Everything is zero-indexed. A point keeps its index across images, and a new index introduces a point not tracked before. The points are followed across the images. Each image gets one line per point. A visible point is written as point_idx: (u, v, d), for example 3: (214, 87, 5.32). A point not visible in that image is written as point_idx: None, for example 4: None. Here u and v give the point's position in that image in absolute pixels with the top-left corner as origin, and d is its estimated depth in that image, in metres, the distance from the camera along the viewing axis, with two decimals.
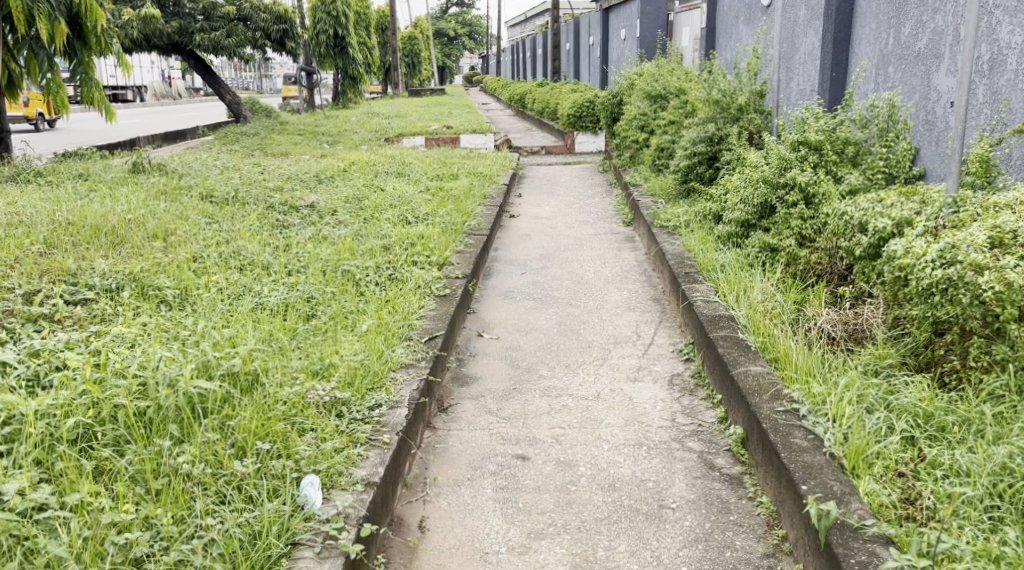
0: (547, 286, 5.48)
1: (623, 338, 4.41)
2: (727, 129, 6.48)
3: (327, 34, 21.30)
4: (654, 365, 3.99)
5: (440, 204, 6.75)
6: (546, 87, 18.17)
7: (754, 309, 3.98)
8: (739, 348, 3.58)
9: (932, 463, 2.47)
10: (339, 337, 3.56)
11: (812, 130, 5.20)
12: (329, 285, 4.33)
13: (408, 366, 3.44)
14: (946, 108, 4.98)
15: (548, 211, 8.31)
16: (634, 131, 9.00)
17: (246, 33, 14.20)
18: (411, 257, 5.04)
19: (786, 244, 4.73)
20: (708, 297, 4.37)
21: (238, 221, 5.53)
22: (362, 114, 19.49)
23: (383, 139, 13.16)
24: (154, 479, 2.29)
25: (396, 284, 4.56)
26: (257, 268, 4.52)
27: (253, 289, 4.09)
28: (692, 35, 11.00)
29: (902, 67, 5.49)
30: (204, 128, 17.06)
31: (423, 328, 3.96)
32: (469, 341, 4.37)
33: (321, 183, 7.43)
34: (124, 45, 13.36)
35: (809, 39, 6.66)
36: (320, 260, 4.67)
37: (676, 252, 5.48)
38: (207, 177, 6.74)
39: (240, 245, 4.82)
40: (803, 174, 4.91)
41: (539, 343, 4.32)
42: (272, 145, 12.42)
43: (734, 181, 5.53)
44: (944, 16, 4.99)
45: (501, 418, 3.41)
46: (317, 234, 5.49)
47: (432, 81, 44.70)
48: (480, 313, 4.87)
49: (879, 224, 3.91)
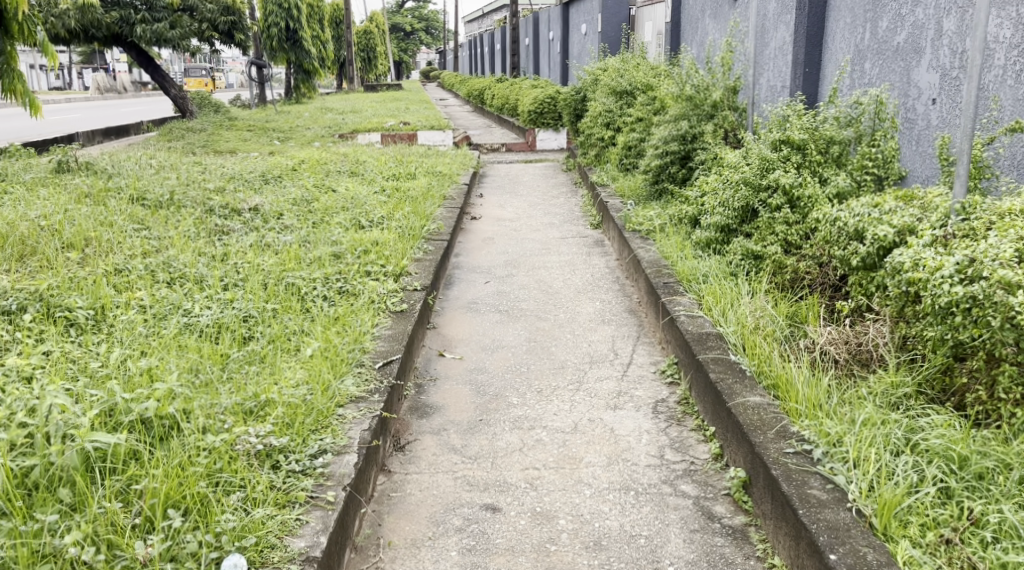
0: (513, 296, 5.07)
1: (599, 356, 4.01)
2: (700, 127, 6.10)
3: (278, 27, 20.58)
4: (636, 390, 3.59)
5: (396, 206, 6.30)
6: (504, 83, 17.72)
7: (744, 327, 3.59)
8: (732, 373, 3.19)
9: (977, 524, 2.10)
10: (279, 368, 3.13)
11: (794, 128, 4.81)
12: (270, 302, 3.88)
13: (359, 400, 3.00)
14: (928, 105, 4.68)
15: (512, 212, 7.90)
16: (598, 129, 8.61)
17: (192, 25, 13.61)
18: (363, 267, 4.59)
19: (771, 252, 4.37)
20: (691, 311, 3.98)
21: (171, 228, 5.04)
22: (315, 110, 18.87)
23: (336, 136, 12.64)
24: (30, 567, 1.86)
25: (347, 298, 4.12)
26: (188, 283, 4.05)
27: (182, 309, 3.63)
28: (655, 30, 10.65)
29: (879, 62, 5.17)
30: (148, 124, 16.35)
31: (377, 350, 3.52)
32: (429, 361, 3.95)
33: (266, 183, 6.94)
34: (59, 35, 12.64)
35: (779, 33, 6.31)
36: (260, 273, 4.23)
37: (652, 259, 5.08)
38: (139, 178, 6.22)
39: (170, 258, 4.35)
40: (787, 176, 4.54)
41: (506, 363, 3.91)
42: (219, 142, 11.84)
43: (712, 183, 5.15)
44: (925, 9, 4.68)
45: (466, 458, 2.99)
46: (260, 241, 5.02)
47: (389, 77, 43.92)
48: (440, 328, 4.44)
49: (879, 232, 3.55)
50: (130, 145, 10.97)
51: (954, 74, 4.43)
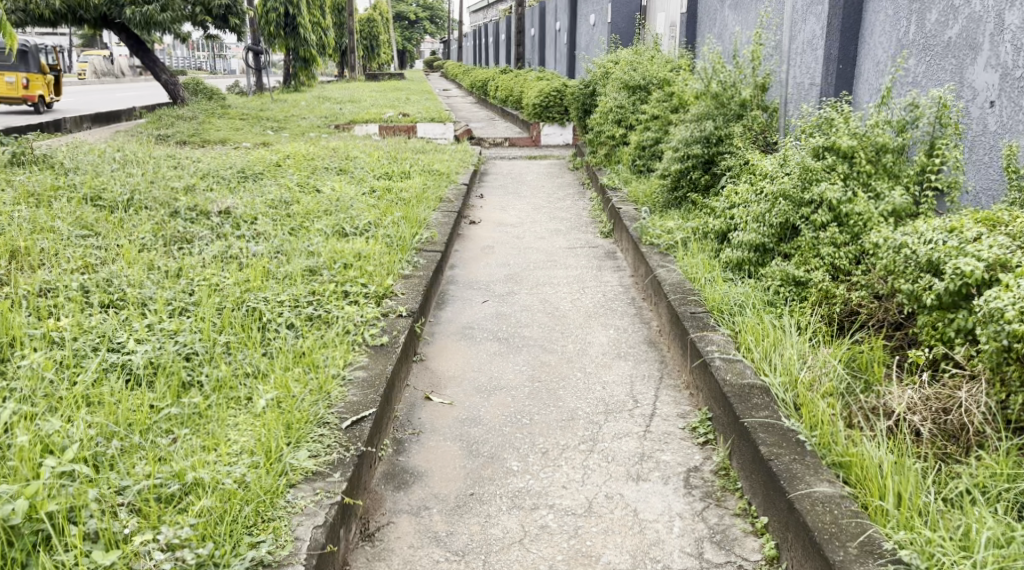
0: (515, 319, 4.43)
1: (615, 405, 3.36)
2: (727, 128, 5.41)
3: (277, 13, 19.95)
4: (662, 454, 2.94)
5: (385, 209, 5.66)
6: (510, 73, 16.97)
7: (797, 382, 2.94)
8: (788, 445, 2.55)
9: None
10: (219, 432, 2.49)
11: (840, 133, 4.11)
12: (223, 333, 3.25)
13: (315, 479, 2.35)
14: (984, 109, 4.03)
15: (514, 215, 7.26)
16: (609, 127, 7.93)
17: (184, 9, 12.94)
18: (339, 287, 3.95)
19: (817, 279, 3.69)
20: (726, 352, 3.32)
21: (123, 235, 4.41)
22: (312, 98, 18.16)
23: (331, 127, 11.99)
24: None
25: (317, 328, 3.47)
26: (128, 306, 3.41)
27: (112, 343, 3.00)
28: (669, 21, 9.93)
29: (925, 59, 4.50)
30: (141, 111, 15.77)
31: (347, 403, 2.85)
32: (414, 406, 3.31)
33: (245, 181, 6.30)
34: (43, 17, 12.00)
35: (808, 25, 5.62)
36: (218, 295, 3.59)
37: (674, 280, 4.42)
38: (100, 174, 5.57)
39: (112, 274, 3.72)
40: (834, 189, 3.84)
41: (506, 411, 3.27)
42: (208, 132, 11.17)
43: (743, 193, 4.46)
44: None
45: (451, 553, 2.38)
46: (225, 251, 4.38)
47: (391, 66, 43.23)
48: (428, 362, 3.79)
49: (965, 265, 2.87)
50: (111, 135, 10.37)
51: (1017, 75, 3.79)
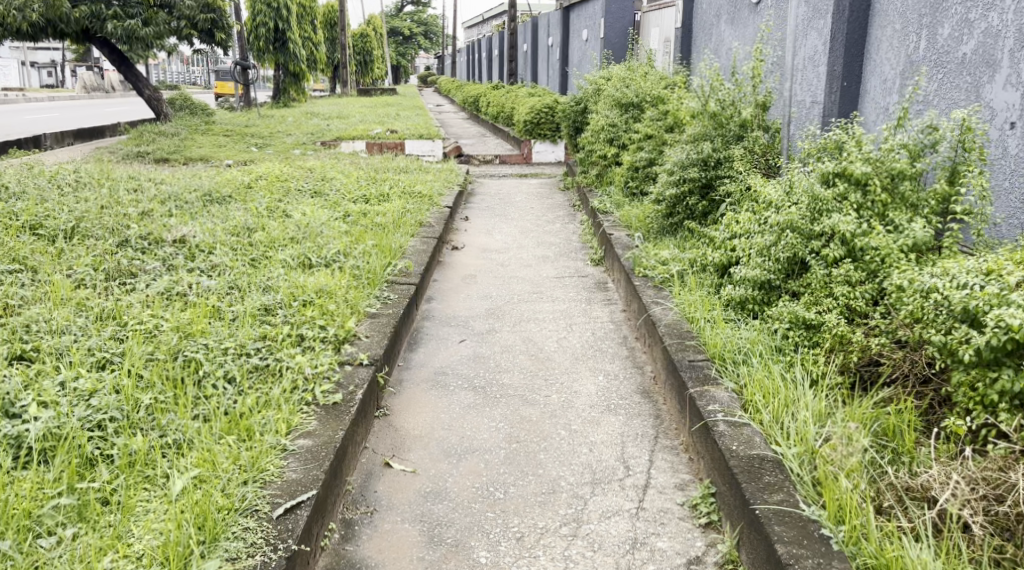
0: (494, 362, 3.99)
1: (604, 472, 2.92)
2: (726, 150, 5.00)
3: (265, 27, 19.61)
4: (657, 539, 2.51)
5: (359, 236, 5.23)
6: (502, 89, 16.58)
7: (817, 454, 2.50)
8: (809, 543, 2.16)
9: None
10: (119, 531, 2.08)
11: (853, 157, 3.67)
12: (149, 390, 2.80)
13: None
14: (1004, 131, 3.62)
15: (501, 240, 6.84)
16: (601, 145, 7.52)
17: (167, 23, 12.49)
18: (294, 330, 3.50)
19: (829, 322, 3.23)
20: (731, 412, 2.89)
21: (59, 271, 3.96)
22: (300, 114, 17.76)
23: (317, 144, 11.56)
24: None
25: (262, 382, 3.02)
26: (43, 359, 2.97)
27: (12, 407, 2.56)
28: (664, 36, 9.54)
29: (936, 77, 4.10)
30: (125, 127, 15.30)
31: (283, 482, 2.39)
32: (372, 474, 2.88)
33: (210, 205, 5.86)
34: (21, 31, 11.54)
35: (807, 41, 5.22)
36: (151, 343, 3.14)
37: (670, 320, 3.97)
38: (48, 200, 5.12)
39: (34, 318, 3.28)
40: (848, 220, 3.40)
41: (477, 481, 2.83)
42: (189, 149, 10.72)
43: (745, 222, 4.01)
44: (1002, 11, 3.62)
45: None
46: (173, 286, 3.93)
47: (384, 81, 42.92)
48: (392, 417, 3.35)
49: (1012, 318, 2.43)
50: (86, 153, 9.93)
51: None
